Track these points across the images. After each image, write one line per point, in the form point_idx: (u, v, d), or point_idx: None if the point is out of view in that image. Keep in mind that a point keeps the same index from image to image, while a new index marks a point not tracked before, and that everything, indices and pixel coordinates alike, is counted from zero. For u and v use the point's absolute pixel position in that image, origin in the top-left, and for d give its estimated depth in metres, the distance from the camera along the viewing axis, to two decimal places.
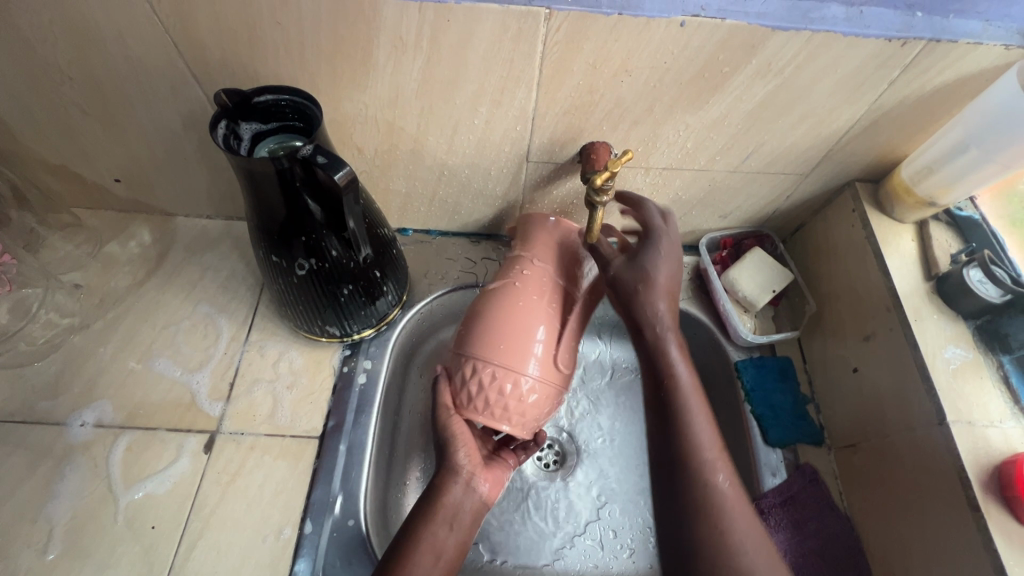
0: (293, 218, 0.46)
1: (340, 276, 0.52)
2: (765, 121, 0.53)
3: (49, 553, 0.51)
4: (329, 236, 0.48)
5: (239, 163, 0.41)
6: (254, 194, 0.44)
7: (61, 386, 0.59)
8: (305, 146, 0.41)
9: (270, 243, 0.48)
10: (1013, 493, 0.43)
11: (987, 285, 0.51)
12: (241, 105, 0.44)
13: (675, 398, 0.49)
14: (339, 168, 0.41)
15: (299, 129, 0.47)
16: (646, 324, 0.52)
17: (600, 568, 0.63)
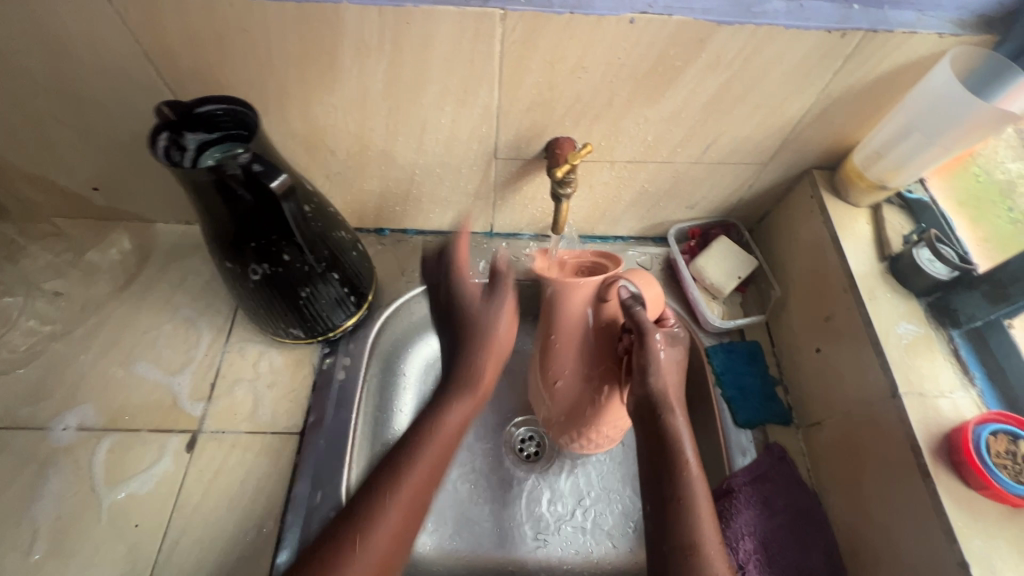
0: (241, 224, 0.47)
1: (295, 279, 0.53)
2: (720, 112, 0.55)
3: (33, 554, 0.52)
4: (281, 240, 0.49)
5: (182, 176, 0.42)
6: (201, 203, 0.45)
7: (44, 392, 0.60)
8: (242, 154, 0.42)
9: (223, 249, 0.50)
10: (960, 457, 0.45)
11: (935, 263, 0.54)
12: (184, 117, 0.46)
13: (678, 485, 0.50)
14: (276, 176, 0.43)
15: (240, 137, 0.48)
16: (659, 406, 0.53)
17: (582, 553, 0.65)
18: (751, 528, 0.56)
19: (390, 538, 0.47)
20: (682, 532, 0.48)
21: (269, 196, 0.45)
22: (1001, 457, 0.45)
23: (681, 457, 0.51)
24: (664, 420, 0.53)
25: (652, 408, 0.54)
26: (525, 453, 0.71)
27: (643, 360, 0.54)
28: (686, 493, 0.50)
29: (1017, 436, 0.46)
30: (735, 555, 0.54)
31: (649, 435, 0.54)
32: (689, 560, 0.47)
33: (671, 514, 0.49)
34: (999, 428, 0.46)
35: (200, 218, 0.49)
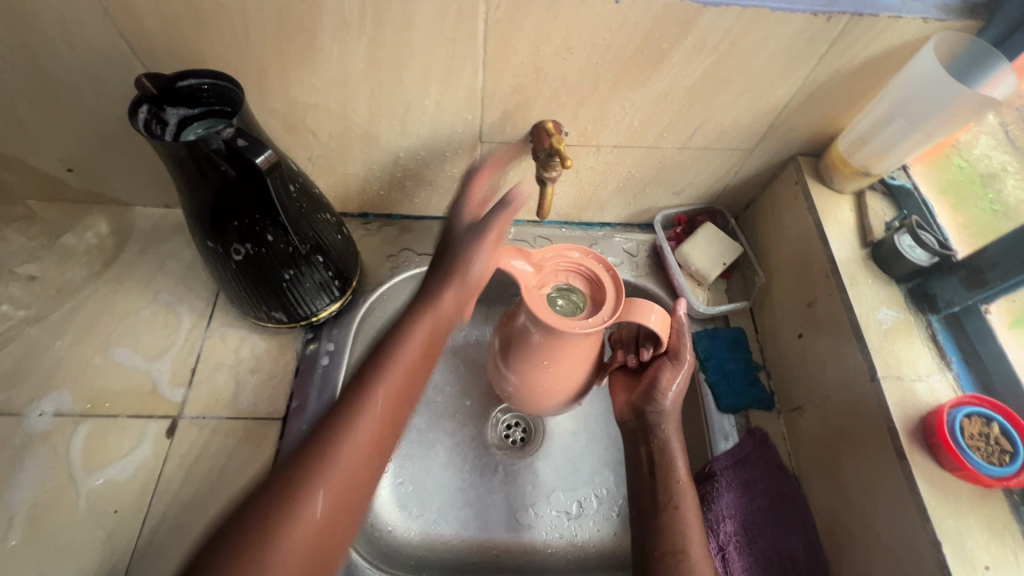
0: (222, 201, 0.46)
1: (279, 261, 0.52)
2: (706, 96, 0.55)
3: (9, 541, 0.51)
4: (265, 219, 0.48)
5: (162, 149, 0.41)
6: (183, 178, 0.44)
7: (19, 377, 0.59)
8: (225, 129, 0.41)
9: (205, 228, 0.49)
10: (935, 439, 0.46)
11: (916, 250, 0.54)
12: (165, 90, 0.44)
13: (665, 497, 0.53)
14: (260, 151, 0.42)
15: (224, 114, 0.46)
16: (649, 421, 0.58)
17: (567, 537, 0.66)
18: (733, 510, 0.57)
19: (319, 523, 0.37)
20: (670, 537, 0.51)
21: (252, 173, 0.44)
22: (975, 439, 0.46)
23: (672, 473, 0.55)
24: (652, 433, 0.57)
25: (645, 424, 0.58)
26: (511, 439, 0.72)
27: (666, 383, 0.57)
28: (675, 501, 0.53)
29: (992, 418, 0.47)
30: (716, 537, 0.55)
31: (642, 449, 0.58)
32: (681, 565, 0.49)
33: (661, 521, 0.52)
34: (973, 410, 0.47)
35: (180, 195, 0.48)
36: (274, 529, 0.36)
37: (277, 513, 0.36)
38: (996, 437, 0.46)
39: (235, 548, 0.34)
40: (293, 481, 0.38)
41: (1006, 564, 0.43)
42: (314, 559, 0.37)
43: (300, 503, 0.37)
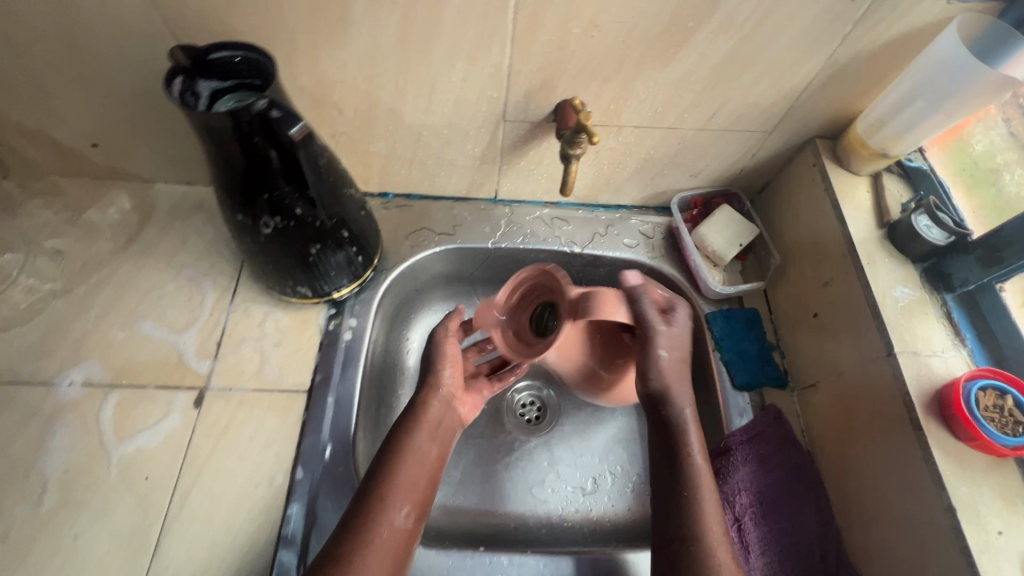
0: (252, 173, 0.46)
1: (306, 235, 0.53)
2: (729, 77, 0.55)
3: (44, 505, 0.52)
4: (293, 192, 0.49)
5: (196, 119, 0.41)
6: (214, 150, 0.45)
7: (47, 348, 0.60)
8: (259, 100, 0.41)
9: (234, 201, 0.49)
10: (951, 411, 0.47)
11: (932, 229, 0.55)
12: (198, 63, 0.44)
13: (684, 480, 0.51)
14: (295, 122, 0.44)
15: (256, 87, 0.47)
16: (659, 400, 0.54)
17: (582, 511, 0.67)
18: (748, 483, 0.58)
19: None
20: (688, 522, 0.48)
21: (283, 144, 0.44)
22: (990, 410, 0.47)
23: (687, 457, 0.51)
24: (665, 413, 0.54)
25: (654, 401, 0.55)
26: (526, 417, 0.73)
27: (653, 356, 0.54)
28: (694, 486, 0.50)
29: (1006, 391, 0.48)
30: (731, 508, 0.57)
31: (655, 430, 0.55)
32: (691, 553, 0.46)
33: (680, 505, 0.49)
34: (987, 383, 0.48)
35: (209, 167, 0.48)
36: (365, 533, 0.46)
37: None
38: (1009, 409, 0.47)
39: None
40: (354, 528, 0.46)
41: (1018, 529, 0.44)
42: (400, 547, 0.48)
43: (379, 514, 0.48)
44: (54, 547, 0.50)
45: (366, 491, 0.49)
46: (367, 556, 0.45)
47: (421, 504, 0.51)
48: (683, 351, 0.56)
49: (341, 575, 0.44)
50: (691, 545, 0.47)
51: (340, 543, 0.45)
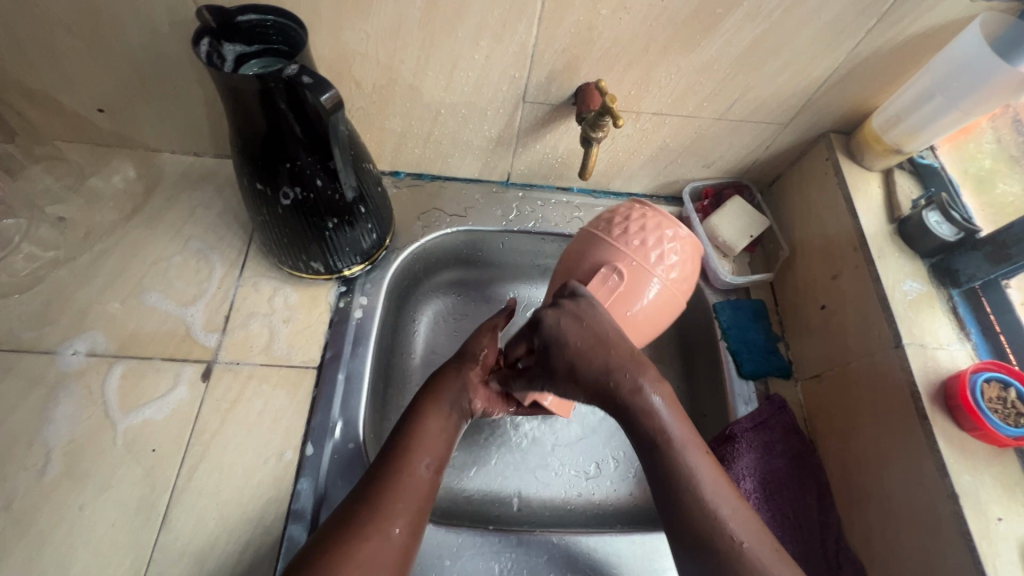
0: (276, 140, 0.46)
1: (325, 208, 0.53)
2: (751, 67, 0.56)
3: (48, 474, 0.51)
4: (315, 163, 0.49)
5: (222, 82, 0.41)
6: (237, 114, 0.44)
7: (49, 317, 0.59)
8: (289, 66, 0.41)
9: (254, 169, 0.48)
10: (956, 402, 0.49)
11: (942, 225, 0.56)
12: (225, 26, 0.43)
13: (680, 476, 0.44)
14: (325, 89, 0.41)
15: (283, 54, 0.47)
16: (612, 389, 0.44)
17: (584, 495, 0.68)
18: (752, 470, 0.58)
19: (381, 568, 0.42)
20: (699, 521, 0.43)
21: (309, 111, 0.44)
22: (993, 402, 0.48)
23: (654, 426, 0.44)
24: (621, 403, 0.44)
25: (604, 394, 0.45)
26: None
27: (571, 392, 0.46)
28: (677, 461, 0.44)
29: (1009, 383, 0.49)
30: None
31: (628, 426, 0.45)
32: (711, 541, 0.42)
33: (677, 488, 0.44)
34: (992, 375, 0.49)
35: (230, 133, 0.47)
36: (389, 482, 0.46)
37: (365, 516, 0.44)
38: (1012, 401, 0.49)
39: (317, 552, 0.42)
40: (381, 478, 0.47)
41: (1016, 515, 0.46)
42: (423, 499, 0.47)
43: (405, 464, 0.48)
44: (58, 517, 0.50)
45: (389, 450, 0.49)
46: (394, 499, 0.45)
47: (441, 461, 0.50)
48: (583, 341, 0.44)
49: (368, 516, 0.44)
50: (707, 535, 0.42)
51: (367, 489, 0.46)
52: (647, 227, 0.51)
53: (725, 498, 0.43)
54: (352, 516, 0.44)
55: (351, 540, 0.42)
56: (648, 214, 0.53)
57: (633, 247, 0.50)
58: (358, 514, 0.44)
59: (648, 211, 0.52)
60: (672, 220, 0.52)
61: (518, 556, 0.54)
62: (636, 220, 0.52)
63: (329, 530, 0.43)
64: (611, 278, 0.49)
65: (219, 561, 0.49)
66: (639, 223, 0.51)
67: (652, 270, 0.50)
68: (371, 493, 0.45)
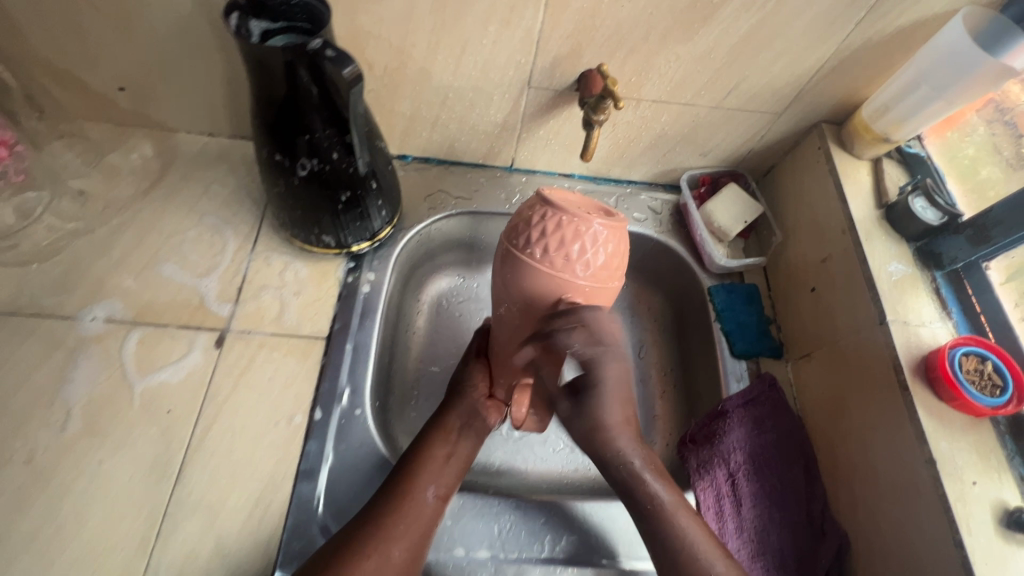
0: (297, 112, 0.48)
1: (339, 181, 0.55)
2: (746, 56, 0.58)
3: (68, 431, 0.53)
4: (333, 136, 0.51)
5: (252, 52, 0.43)
6: (263, 85, 0.46)
7: (69, 284, 0.61)
8: (315, 40, 0.43)
9: (275, 141, 0.51)
10: (935, 373, 0.51)
11: (927, 210, 0.59)
12: (253, 3, 0.46)
13: (659, 525, 0.48)
14: (347, 63, 0.44)
15: (306, 32, 0.49)
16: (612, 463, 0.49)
17: (581, 471, 0.70)
18: (742, 444, 0.60)
19: None
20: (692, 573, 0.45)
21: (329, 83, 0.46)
22: (971, 373, 0.51)
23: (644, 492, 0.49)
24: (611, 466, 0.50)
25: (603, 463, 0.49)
26: None
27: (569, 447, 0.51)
28: (667, 525, 0.47)
29: (986, 357, 0.52)
30: (726, 466, 0.60)
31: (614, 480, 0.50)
32: None
33: (669, 549, 0.47)
34: (969, 349, 0.52)
35: (253, 106, 0.50)
36: (394, 506, 0.48)
37: (366, 535, 0.46)
38: (988, 373, 0.51)
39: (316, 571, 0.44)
40: (387, 499, 0.49)
41: (990, 481, 0.48)
42: (425, 526, 0.48)
43: (411, 488, 0.49)
44: (77, 472, 0.52)
45: (398, 474, 0.51)
46: (397, 523, 0.47)
47: (448, 490, 0.52)
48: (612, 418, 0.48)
49: (370, 535, 0.46)
50: None
51: (374, 508, 0.48)
52: (562, 234, 0.45)
53: (715, 556, 0.46)
54: (354, 536, 0.46)
55: (350, 559, 0.44)
56: (555, 214, 0.46)
57: (554, 264, 0.44)
58: (360, 534, 0.46)
59: (556, 212, 0.46)
60: (581, 217, 0.45)
61: (517, 518, 0.56)
62: (545, 228, 0.45)
63: (326, 550, 0.45)
64: (557, 306, 0.46)
65: (230, 516, 0.52)
66: (550, 232, 0.45)
67: (579, 278, 0.45)
68: (374, 515, 0.47)
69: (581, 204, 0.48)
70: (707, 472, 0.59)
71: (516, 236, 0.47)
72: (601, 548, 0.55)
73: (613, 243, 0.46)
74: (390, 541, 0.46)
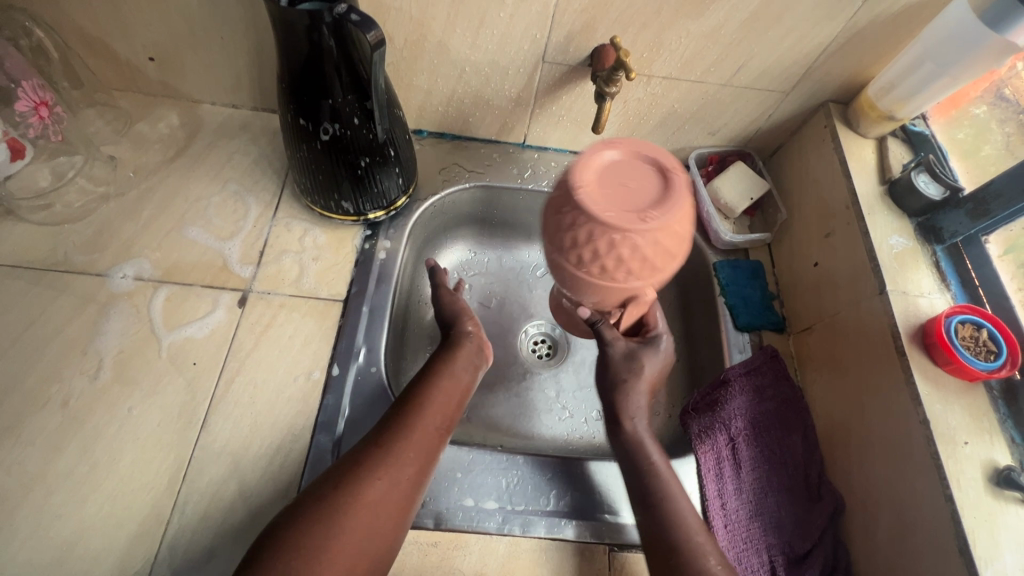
0: (320, 76, 0.50)
1: (359, 146, 0.57)
2: (756, 33, 0.60)
3: (100, 378, 0.56)
4: (353, 101, 0.53)
5: (279, 16, 0.45)
6: (289, 48, 0.49)
7: (100, 244, 0.64)
8: (340, 4, 0.45)
9: (299, 105, 0.53)
10: (932, 339, 0.53)
11: (930, 185, 0.60)
12: None
13: (657, 488, 0.52)
14: (370, 27, 0.46)
15: None
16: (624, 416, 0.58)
17: (586, 437, 0.72)
18: (743, 410, 0.62)
19: (383, 509, 0.47)
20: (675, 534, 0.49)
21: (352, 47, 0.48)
22: (967, 340, 0.53)
23: (647, 461, 0.54)
24: (624, 427, 0.58)
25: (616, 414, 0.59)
26: (538, 354, 0.78)
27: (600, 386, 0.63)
28: (662, 491, 0.52)
29: (981, 325, 0.54)
30: (727, 431, 0.61)
31: (619, 446, 0.57)
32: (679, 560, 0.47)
33: (659, 515, 0.50)
34: (965, 318, 0.54)
35: (279, 70, 0.52)
36: (401, 434, 0.51)
37: (374, 459, 0.49)
38: (984, 340, 0.53)
39: (325, 493, 0.46)
40: (392, 429, 0.51)
41: (982, 441, 0.50)
42: (429, 453, 0.51)
43: (416, 420, 0.52)
44: (109, 417, 0.55)
45: (399, 407, 0.54)
46: (404, 449, 0.50)
47: (449, 420, 0.55)
48: (650, 371, 0.60)
49: (379, 459, 0.49)
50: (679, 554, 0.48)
51: (382, 435, 0.51)
52: (615, 251, 0.42)
53: (697, 529, 0.50)
54: (362, 458, 0.49)
55: (360, 482, 0.47)
56: (596, 229, 0.41)
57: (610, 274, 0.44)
58: (367, 457, 0.49)
59: (599, 227, 0.41)
60: (624, 229, 0.40)
61: (523, 474, 0.58)
62: (593, 246, 0.42)
63: (337, 471, 0.48)
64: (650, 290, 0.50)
65: (253, 462, 0.54)
66: (606, 258, 0.42)
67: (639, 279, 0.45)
68: (379, 442, 0.50)
69: (624, 186, 0.42)
70: (709, 437, 0.60)
71: (560, 246, 0.44)
72: (603, 503, 0.58)
73: (667, 236, 0.41)
74: (399, 467, 0.49)
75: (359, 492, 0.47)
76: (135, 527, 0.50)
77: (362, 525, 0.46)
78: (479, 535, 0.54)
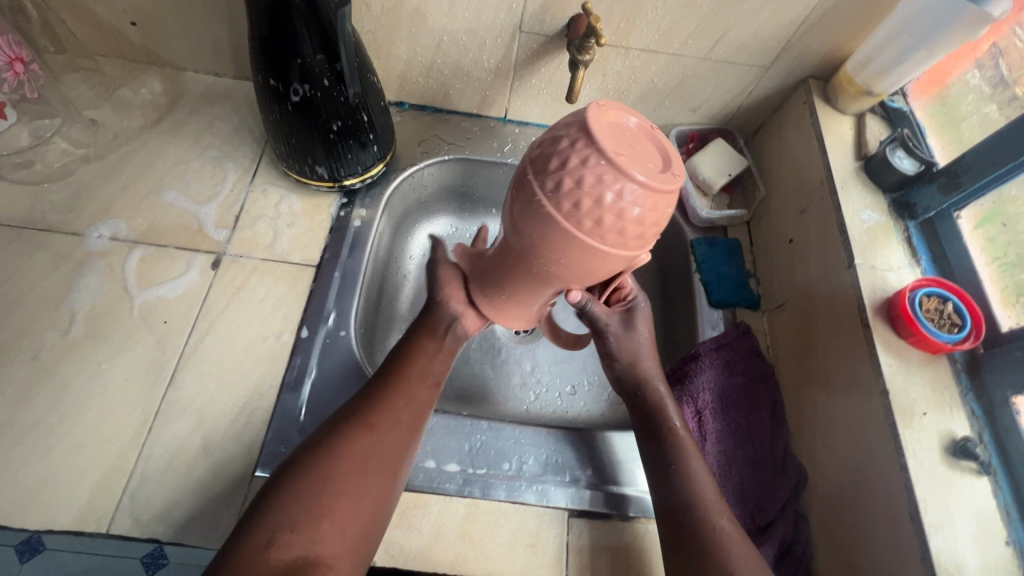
0: (287, 33, 0.51)
1: (330, 109, 0.58)
2: (731, 5, 0.59)
3: (72, 334, 0.57)
4: (323, 61, 0.54)
5: None
6: (257, 4, 0.49)
7: (77, 204, 0.64)
8: None
9: (269, 64, 0.54)
10: (897, 312, 0.52)
11: (904, 160, 0.60)
12: None
13: (671, 451, 0.52)
14: None
15: None
16: (637, 385, 0.56)
17: (559, 411, 0.72)
18: (711, 384, 0.62)
19: (379, 459, 0.47)
20: (688, 498, 0.50)
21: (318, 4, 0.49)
22: (932, 313, 0.53)
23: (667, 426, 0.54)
24: (644, 395, 0.55)
25: (633, 387, 0.56)
26: (515, 329, 0.78)
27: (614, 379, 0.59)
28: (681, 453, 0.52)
29: (947, 298, 0.53)
30: (695, 404, 0.61)
31: (636, 405, 0.56)
32: (694, 522, 0.48)
33: (677, 479, 0.51)
34: (931, 291, 0.53)
35: (249, 29, 0.53)
36: (393, 391, 0.51)
37: (363, 413, 0.49)
38: (949, 313, 0.53)
39: (313, 447, 0.47)
40: (381, 384, 0.51)
41: (941, 413, 0.50)
42: (421, 405, 0.52)
43: (405, 373, 0.52)
44: (78, 371, 0.56)
45: (387, 363, 0.54)
46: (395, 400, 0.50)
47: (440, 373, 0.55)
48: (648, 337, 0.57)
49: (368, 412, 0.49)
50: (693, 516, 0.48)
51: (369, 391, 0.51)
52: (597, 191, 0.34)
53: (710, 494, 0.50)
54: (351, 412, 0.49)
55: (350, 435, 0.47)
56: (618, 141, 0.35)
57: (568, 214, 0.35)
58: (354, 411, 0.49)
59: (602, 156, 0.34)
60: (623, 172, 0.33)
61: (487, 439, 0.59)
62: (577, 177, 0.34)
63: (327, 426, 0.49)
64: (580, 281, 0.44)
65: (218, 418, 0.55)
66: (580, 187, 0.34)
67: (602, 243, 0.36)
68: (368, 396, 0.50)
69: (638, 145, 0.36)
70: None
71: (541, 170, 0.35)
72: (565, 469, 0.58)
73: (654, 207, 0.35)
74: (393, 416, 0.49)
75: (351, 445, 0.47)
76: (98, 477, 0.51)
77: (353, 475, 0.46)
78: (439, 496, 0.55)
